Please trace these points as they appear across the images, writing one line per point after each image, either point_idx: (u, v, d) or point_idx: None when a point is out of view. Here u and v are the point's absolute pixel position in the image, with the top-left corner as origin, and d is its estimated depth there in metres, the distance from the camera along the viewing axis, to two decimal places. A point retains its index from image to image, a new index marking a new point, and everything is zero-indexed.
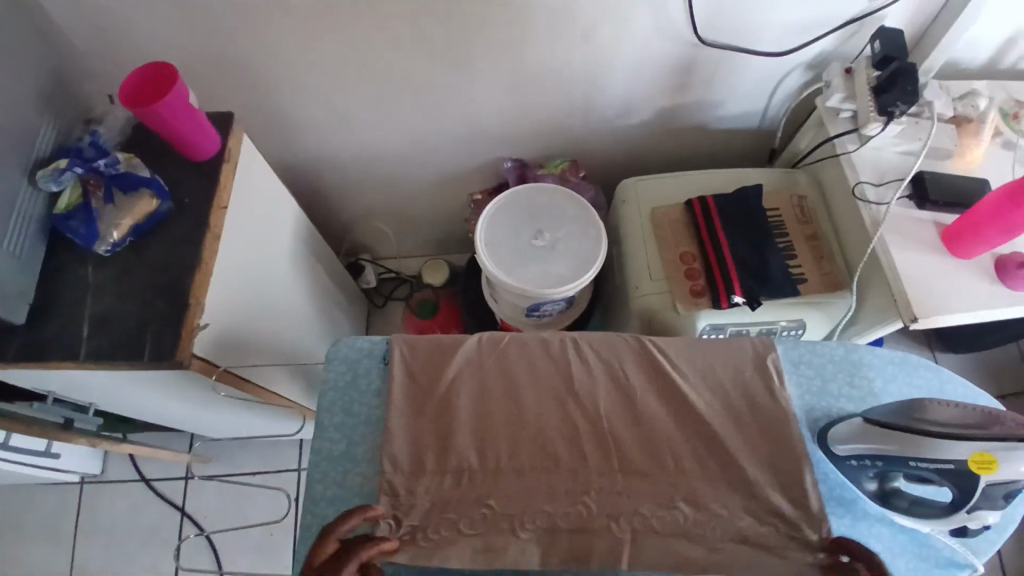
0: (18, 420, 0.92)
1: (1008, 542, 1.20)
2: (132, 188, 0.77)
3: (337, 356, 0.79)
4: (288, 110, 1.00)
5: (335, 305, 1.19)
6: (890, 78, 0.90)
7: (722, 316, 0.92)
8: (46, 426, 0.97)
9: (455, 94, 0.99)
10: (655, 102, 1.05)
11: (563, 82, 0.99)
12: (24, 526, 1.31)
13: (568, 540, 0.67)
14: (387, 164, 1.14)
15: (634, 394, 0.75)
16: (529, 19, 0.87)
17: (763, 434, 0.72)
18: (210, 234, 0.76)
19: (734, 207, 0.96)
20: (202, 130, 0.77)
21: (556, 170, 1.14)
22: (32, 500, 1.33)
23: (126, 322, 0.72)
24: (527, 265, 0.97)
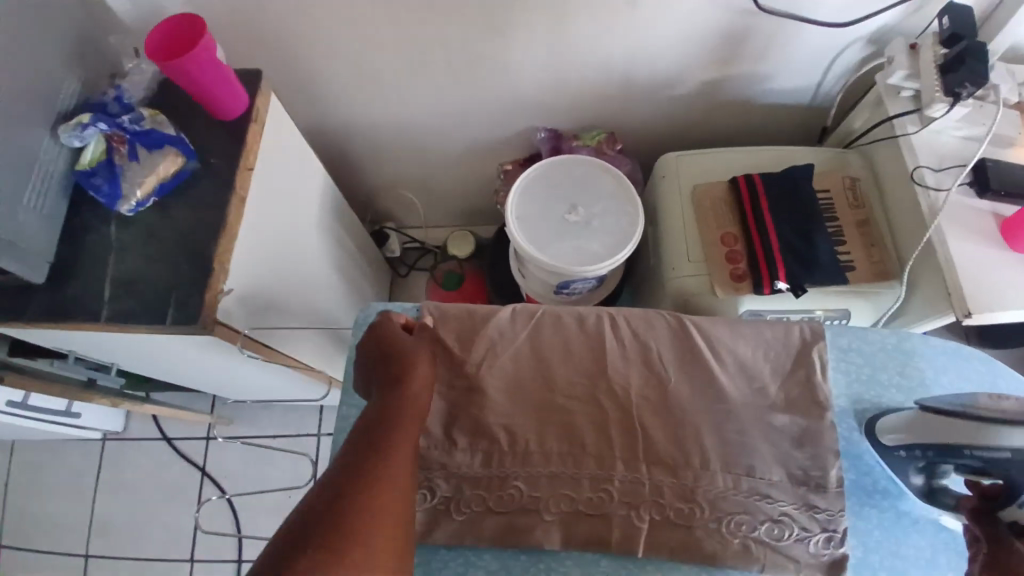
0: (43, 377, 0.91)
1: None
2: (157, 145, 0.74)
3: (364, 323, 0.76)
4: (317, 71, 0.96)
5: (360, 274, 1.16)
6: (957, 58, 0.84)
7: (763, 302, 0.88)
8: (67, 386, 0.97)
9: (491, 59, 0.94)
10: (700, 74, 0.99)
11: (605, 49, 0.94)
12: (49, 480, 1.33)
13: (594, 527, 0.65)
14: (417, 130, 1.10)
15: (671, 379, 0.71)
16: None
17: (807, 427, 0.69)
18: (236, 196, 0.73)
19: (783, 185, 0.90)
20: (229, 87, 0.74)
21: (592, 142, 1.09)
22: (57, 455, 1.35)
23: (150, 285, 0.70)
24: (560, 240, 0.93)
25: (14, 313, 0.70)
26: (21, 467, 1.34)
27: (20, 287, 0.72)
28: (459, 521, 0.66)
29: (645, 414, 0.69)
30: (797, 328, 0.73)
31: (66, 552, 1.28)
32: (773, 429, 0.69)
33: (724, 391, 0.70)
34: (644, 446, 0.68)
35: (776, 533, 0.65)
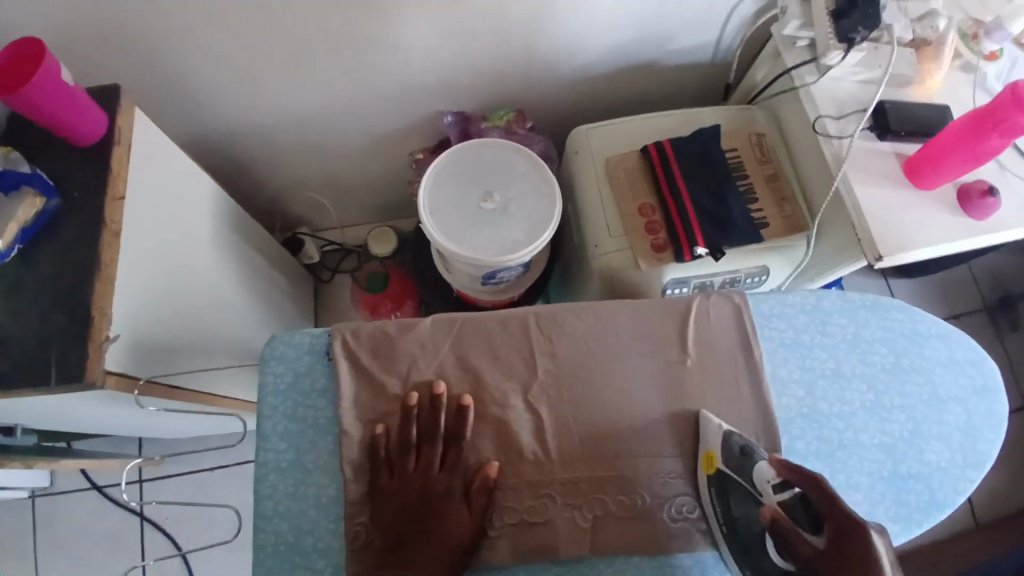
0: None
1: None
2: (11, 187, 0.66)
3: (273, 354, 0.70)
4: (192, 77, 0.88)
5: (275, 289, 1.10)
6: (850, 1, 0.84)
7: (686, 270, 0.88)
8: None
9: (380, 44, 0.89)
10: (601, 39, 0.97)
11: (499, 23, 0.90)
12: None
13: (540, 538, 0.65)
14: (315, 127, 1.04)
15: (601, 371, 0.70)
16: None
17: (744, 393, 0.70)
18: (109, 232, 0.67)
19: (693, 149, 0.89)
20: (85, 113, 0.67)
21: (501, 122, 1.06)
22: None
23: (22, 343, 0.63)
24: (477, 232, 0.90)
25: None
26: None
27: None
28: None
29: (578, 413, 0.69)
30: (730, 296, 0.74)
31: None
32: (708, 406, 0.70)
33: (652, 378, 0.70)
34: (580, 447, 0.68)
35: None
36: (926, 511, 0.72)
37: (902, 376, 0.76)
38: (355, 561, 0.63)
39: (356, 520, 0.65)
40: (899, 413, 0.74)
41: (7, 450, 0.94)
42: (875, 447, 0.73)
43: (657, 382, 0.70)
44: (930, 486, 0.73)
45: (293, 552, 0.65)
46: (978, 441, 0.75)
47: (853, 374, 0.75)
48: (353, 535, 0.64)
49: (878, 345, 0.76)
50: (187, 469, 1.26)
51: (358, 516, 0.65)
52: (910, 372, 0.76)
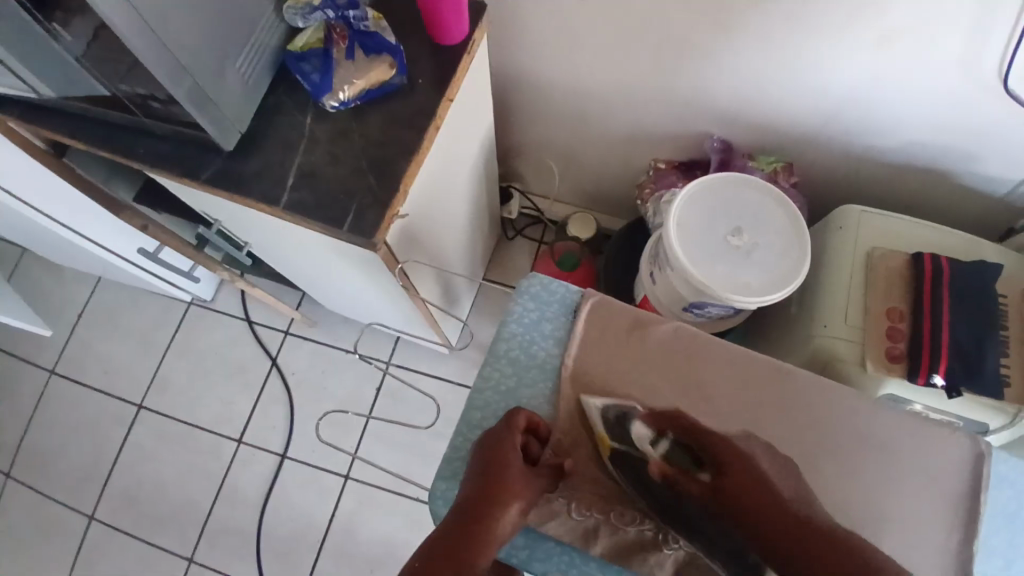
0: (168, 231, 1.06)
1: None
2: (374, 51, 0.72)
3: (527, 291, 0.75)
4: (521, 15, 0.93)
5: (481, 225, 1.14)
6: None
7: (908, 391, 0.83)
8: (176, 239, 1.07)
9: (699, 55, 0.91)
10: (907, 131, 0.93)
11: (820, 78, 0.88)
12: (136, 320, 1.41)
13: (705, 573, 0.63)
14: (589, 102, 1.06)
15: (824, 448, 0.67)
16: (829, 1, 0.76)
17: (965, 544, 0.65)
18: (433, 125, 0.72)
19: (972, 280, 0.83)
20: (458, 15, 0.71)
21: (768, 168, 1.03)
22: (148, 302, 1.42)
23: (332, 184, 0.69)
24: (716, 261, 0.89)
25: (191, 171, 0.71)
26: (114, 304, 1.43)
27: (206, 150, 0.73)
28: (575, 519, 0.65)
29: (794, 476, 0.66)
30: (981, 439, 0.67)
31: (126, 395, 1.36)
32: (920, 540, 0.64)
33: (886, 477, 0.66)
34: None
35: None
36: None
37: None
38: (473, 474, 0.61)
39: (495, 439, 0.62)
40: None
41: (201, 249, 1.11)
42: None
43: (884, 487, 0.66)
44: None
45: None
46: None
47: None
48: (486, 450, 0.62)
49: None
50: (326, 342, 1.34)
51: (502, 442, 0.62)
52: None
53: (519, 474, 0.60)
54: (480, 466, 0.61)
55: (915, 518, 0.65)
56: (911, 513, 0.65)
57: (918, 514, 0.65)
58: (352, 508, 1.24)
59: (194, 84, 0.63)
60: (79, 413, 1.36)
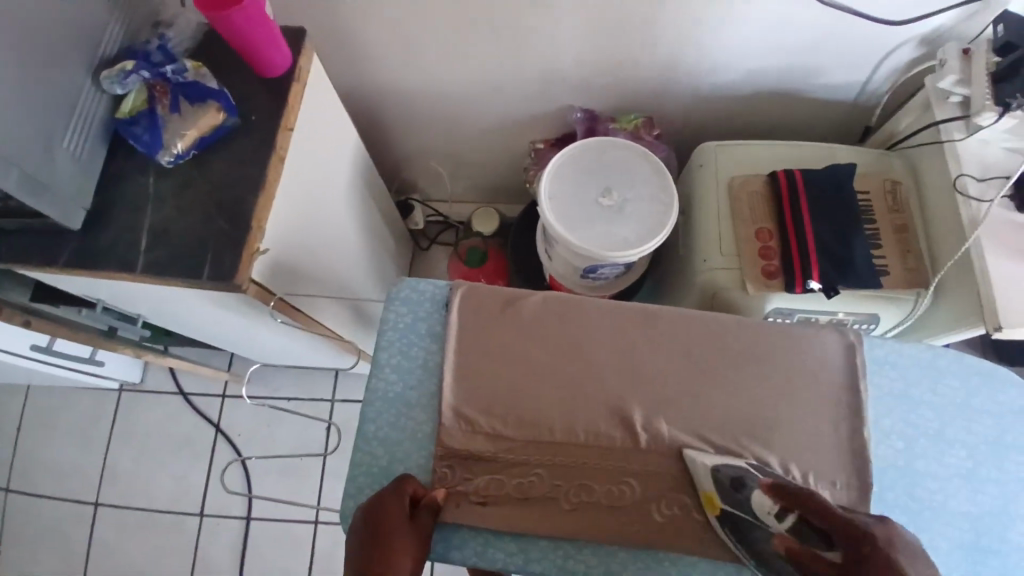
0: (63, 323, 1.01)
1: None
2: (198, 98, 0.73)
3: (397, 295, 0.72)
4: (356, 36, 0.94)
5: (384, 244, 1.16)
6: (1012, 66, 0.82)
7: (794, 302, 0.87)
8: (82, 331, 1.04)
9: (534, 34, 0.93)
10: (747, 63, 0.97)
11: (653, 32, 0.92)
12: (72, 420, 1.39)
13: (620, 531, 0.62)
14: (452, 101, 1.08)
15: (706, 377, 0.68)
16: None
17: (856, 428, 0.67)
18: (275, 156, 0.73)
19: (824, 185, 0.88)
20: (273, 41, 0.72)
21: (629, 126, 1.07)
22: (81, 399, 1.40)
23: (184, 237, 0.71)
24: (592, 224, 0.92)
25: (45, 260, 0.72)
26: (46, 410, 1.41)
27: (57, 235, 0.73)
28: (478, 502, 0.63)
29: (686, 413, 0.66)
30: (851, 331, 0.70)
31: (81, 495, 1.34)
32: (809, 440, 0.66)
33: (770, 392, 0.67)
34: (686, 445, 0.65)
35: None
36: None
37: (1005, 452, 0.71)
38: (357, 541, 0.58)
39: (377, 503, 0.59)
40: (991, 491, 0.70)
41: (111, 337, 1.10)
42: (963, 515, 0.69)
43: (773, 400, 0.67)
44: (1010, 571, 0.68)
45: (383, 476, 0.65)
46: None
47: (954, 439, 0.71)
48: (365, 516, 0.59)
49: (986, 414, 0.72)
50: (265, 396, 1.33)
51: (382, 507, 0.59)
52: (1012, 450, 0.71)
53: (407, 529, 0.58)
54: (390, 489, 0.60)
55: (807, 420, 0.67)
56: (803, 420, 0.67)
57: (810, 417, 0.67)
58: (328, 546, 1.25)
59: (23, 173, 0.64)
60: (33, 526, 1.33)
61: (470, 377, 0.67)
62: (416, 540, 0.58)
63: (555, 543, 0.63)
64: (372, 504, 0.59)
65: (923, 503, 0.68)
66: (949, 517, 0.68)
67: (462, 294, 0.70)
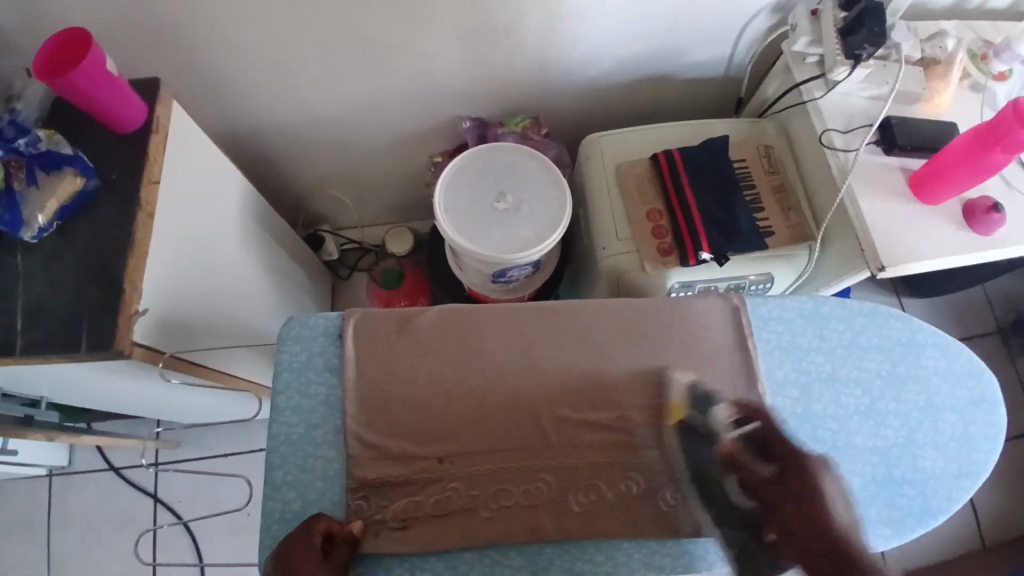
0: None
1: (983, 495, 1.24)
2: (54, 166, 0.70)
3: (289, 335, 0.72)
4: (224, 78, 0.93)
5: (295, 281, 1.15)
6: (858, 19, 0.87)
7: (691, 274, 0.90)
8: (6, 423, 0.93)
9: (405, 51, 0.93)
10: (616, 52, 1.00)
11: (520, 34, 0.94)
12: None
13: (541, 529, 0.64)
14: (338, 128, 1.08)
15: (606, 360, 0.69)
16: None
17: (752, 386, 0.70)
18: (143, 212, 0.71)
19: (701, 160, 0.93)
20: (125, 98, 0.71)
21: (517, 128, 1.09)
22: None
23: (59, 311, 0.68)
24: (489, 230, 0.93)
25: None
26: None
27: None
28: (397, 526, 0.63)
29: (589, 400, 0.68)
30: (734, 294, 0.74)
31: None
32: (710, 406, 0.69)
33: (664, 367, 0.70)
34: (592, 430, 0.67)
35: None
36: (918, 517, 0.71)
37: (899, 384, 0.75)
38: None
39: (285, 546, 0.59)
40: (892, 422, 0.73)
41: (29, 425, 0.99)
42: (868, 451, 0.72)
43: (669, 373, 0.70)
44: (925, 492, 0.72)
45: (299, 518, 0.65)
46: (972, 452, 0.74)
47: (848, 379, 0.74)
48: (276, 559, 0.58)
49: (875, 351, 0.76)
50: (200, 456, 1.32)
51: (291, 551, 0.58)
52: (906, 381, 0.75)
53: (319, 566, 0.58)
54: (300, 530, 0.60)
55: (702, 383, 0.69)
56: (699, 387, 0.69)
57: (706, 382, 0.70)
58: None
59: None
60: None
61: (373, 402, 0.67)
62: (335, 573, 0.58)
63: (479, 551, 0.63)
64: (280, 548, 0.59)
65: (828, 446, 0.71)
66: (854, 454, 0.72)
67: (354, 322, 0.70)
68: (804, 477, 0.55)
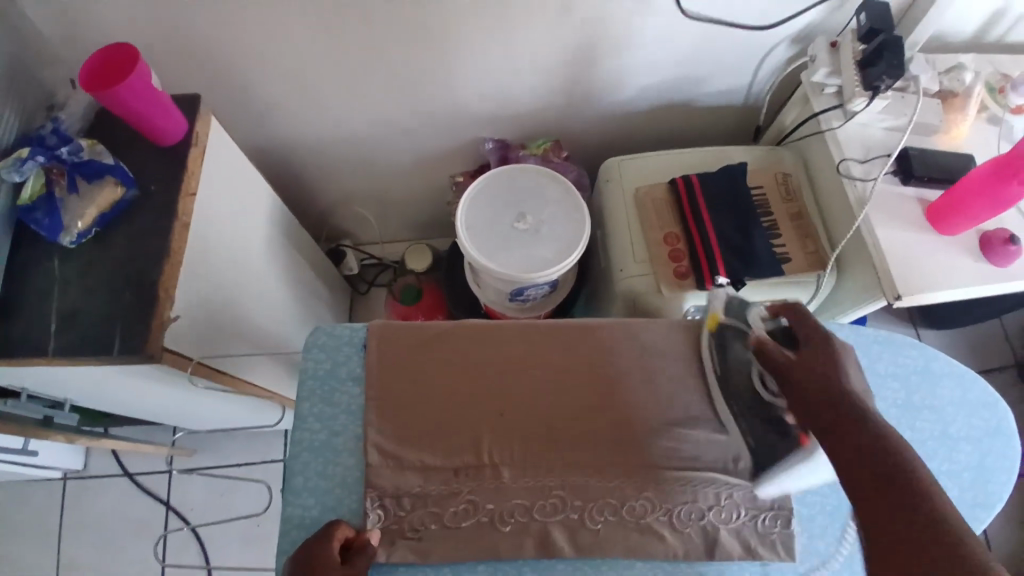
0: (7, 418, 0.93)
1: (1000, 531, 1.22)
2: (94, 175, 0.73)
3: (315, 343, 0.73)
4: (258, 96, 0.97)
5: (315, 293, 1.17)
6: (876, 50, 0.87)
7: (708, 297, 0.92)
8: (23, 423, 0.95)
9: (434, 73, 0.96)
10: (638, 79, 1.02)
11: (545, 60, 0.96)
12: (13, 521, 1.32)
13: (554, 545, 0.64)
14: (364, 147, 1.11)
15: (624, 379, 0.70)
16: None
17: None
18: (178, 222, 0.74)
19: (720, 185, 0.94)
20: (166, 113, 0.74)
21: (539, 150, 1.11)
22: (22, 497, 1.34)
23: (94, 315, 0.70)
24: (509, 248, 0.95)
25: None
26: None
27: None
28: (413, 536, 0.64)
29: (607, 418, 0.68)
30: None
31: None
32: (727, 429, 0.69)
33: (680, 388, 0.70)
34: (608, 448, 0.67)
35: (725, 515, 0.66)
36: None
37: (915, 411, 0.75)
38: None
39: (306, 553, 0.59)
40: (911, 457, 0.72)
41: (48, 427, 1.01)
42: None
43: (684, 392, 0.70)
44: None
45: (316, 526, 0.66)
46: (988, 481, 0.74)
47: None
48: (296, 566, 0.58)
49: (891, 379, 0.76)
50: (214, 465, 1.33)
51: (313, 557, 0.58)
52: (922, 409, 0.76)
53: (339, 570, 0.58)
54: (319, 536, 0.60)
55: (717, 402, 0.69)
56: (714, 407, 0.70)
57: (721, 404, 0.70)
58: None
59: None
60: None
61: (395, 413, 0.68)
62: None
63: (493, 564, 0.64)
64: (301, 555, 0.59)
65: None
66: None
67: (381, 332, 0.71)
68: (825, 358, 0.59)
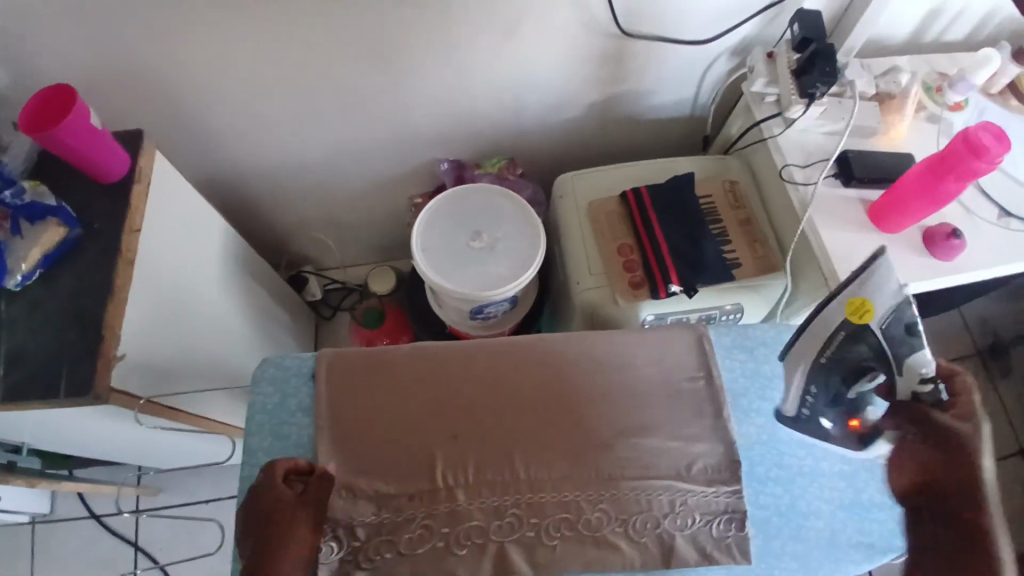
0: None
1: None
2: (38, 217, 0.73)
3: (264, 377, 0.74)
4: (207, 128, 0.97)
5: (276, 322, 1.16)
6: (810, 59, 0.91)
7: (666, 305, 0.92)
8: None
9: (383, 97, 0.97)
10: (587, 95, 1.04)
11: (493, 80, 0.98)
12: None
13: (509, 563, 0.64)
14: (319, 172, 1.11)
15: (573, 393, 0.72)
16: (454, 19, 0.85)
17: (718, 416, 0.72)
18: (123, 259, 0.73)
19: (666, 197, 0.96)
20: (108, 151, 0.74)
21: (493, 169, 1.13)
22: None
23: (39, 357, 0.70)
24: (464, 268, 0.96)
25: None
26: None
27: None
28: (367, 564, 0.63)
29: (558, 433, 0.69)
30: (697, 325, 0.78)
31: None
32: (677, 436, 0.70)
33: (629, 399, 0.72)
34: (560, 463, 0.68)
35: (679, 522, 0.66)
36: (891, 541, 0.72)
37: None
38: (247, 536, 0.62)
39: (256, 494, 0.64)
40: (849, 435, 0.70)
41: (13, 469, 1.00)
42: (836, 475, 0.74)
43: (632, 402, 0.72)
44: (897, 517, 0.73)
45: None
46: None
47: None
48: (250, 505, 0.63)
49: None
50: (183, 501, 1.31)
51: (263, 493, 0.63)
52: None
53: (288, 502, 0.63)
54: (267, 474, 0.65)
55: (667, 402, 0.72)
56: (663, 415, 0.71)
57: (670, 412, 0.71)
58: None
59: None
60: None
61: (347, 441, 0.68)
62: (306, 510, 0.63)
63: None
64: (254, 494, 0.64)
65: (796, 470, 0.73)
66: (821, 478, 0.73)
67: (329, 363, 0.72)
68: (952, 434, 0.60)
